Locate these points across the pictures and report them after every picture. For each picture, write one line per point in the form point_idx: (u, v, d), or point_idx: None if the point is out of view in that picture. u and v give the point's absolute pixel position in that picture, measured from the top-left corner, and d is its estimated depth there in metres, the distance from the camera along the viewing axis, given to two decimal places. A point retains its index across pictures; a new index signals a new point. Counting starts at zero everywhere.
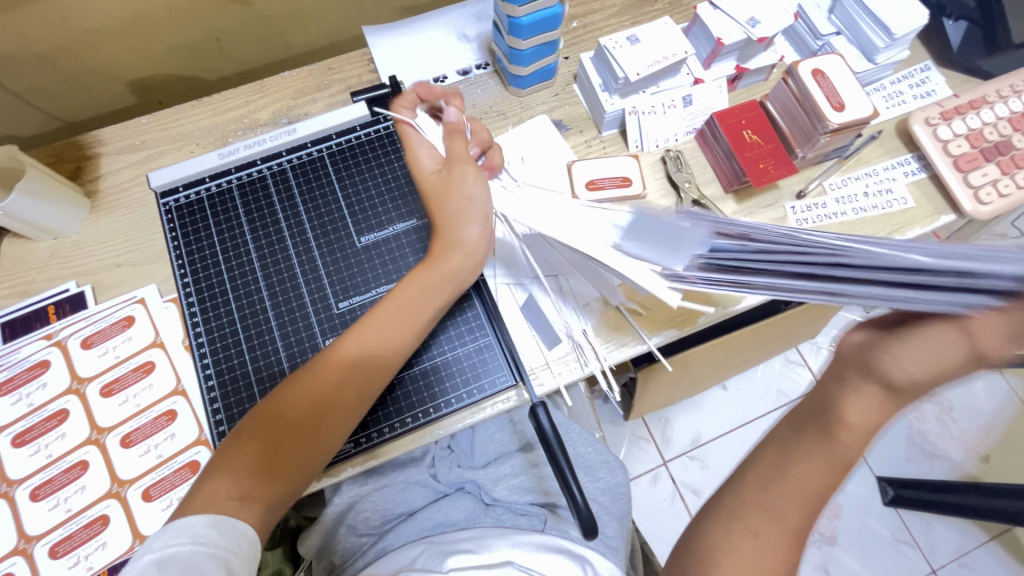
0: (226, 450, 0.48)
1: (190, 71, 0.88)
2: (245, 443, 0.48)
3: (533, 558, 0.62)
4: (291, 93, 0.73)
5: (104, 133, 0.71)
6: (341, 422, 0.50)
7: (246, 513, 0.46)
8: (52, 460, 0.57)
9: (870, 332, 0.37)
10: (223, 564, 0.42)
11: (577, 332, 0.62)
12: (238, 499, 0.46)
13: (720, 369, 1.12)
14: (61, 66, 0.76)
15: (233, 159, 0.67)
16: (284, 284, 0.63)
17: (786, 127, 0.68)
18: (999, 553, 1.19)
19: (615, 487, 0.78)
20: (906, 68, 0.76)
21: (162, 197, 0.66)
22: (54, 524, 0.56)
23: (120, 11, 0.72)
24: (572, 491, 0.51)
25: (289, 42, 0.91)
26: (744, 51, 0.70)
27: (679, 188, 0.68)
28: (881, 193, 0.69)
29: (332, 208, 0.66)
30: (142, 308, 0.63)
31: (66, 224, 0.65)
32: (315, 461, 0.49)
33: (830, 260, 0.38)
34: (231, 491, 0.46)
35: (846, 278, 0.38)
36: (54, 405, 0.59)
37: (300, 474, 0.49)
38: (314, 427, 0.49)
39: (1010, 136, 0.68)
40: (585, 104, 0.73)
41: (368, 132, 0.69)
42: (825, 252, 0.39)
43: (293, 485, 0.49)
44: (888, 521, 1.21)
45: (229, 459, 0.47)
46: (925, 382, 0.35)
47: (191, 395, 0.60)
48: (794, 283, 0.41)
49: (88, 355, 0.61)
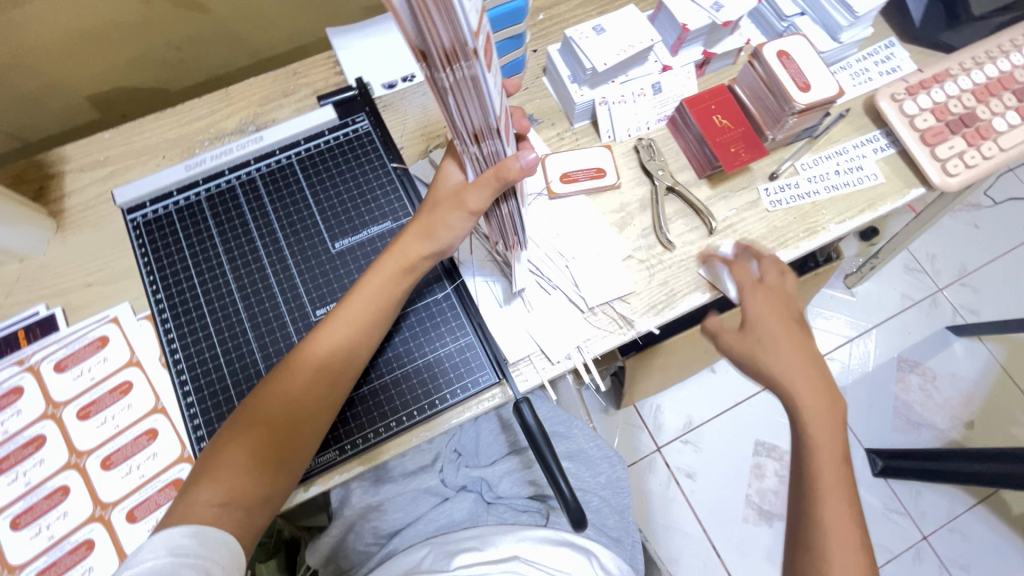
0: (208, 462, 0.50)
1: (151, 81, 0.86)
2: (223, 450, 0.49)
3: (539, 552, 0.64)
4: (258, 100, 0.72)
5: (67, 151, 0.69)
6: (312, 420, 0.52)
7: (227, 519, 0.48)
8: (31, 488, 0.56)
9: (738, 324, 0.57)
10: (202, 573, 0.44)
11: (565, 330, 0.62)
12: (218, 506, 0.48)
13: (704, 355, 1.14)
14: (17, 84, 0.74)
15: (200, 170, 0.66)
16: (259, 293, 0.62)
17: (755, 110, 0.68)
18: (987, 516, 1.22)
19: (613, 477, 0.78)
20: (870, 46, 0.76)
21: (129, 213, 0.65)
22: (39, 551, 0.55)
23: (72, 23, 0.70)
24: (559, 484, 0.51)
25: (253, 47, 0.90)
26: (710, 36, 0.70)
27: (653, 176, 0.68)
28: (852, 170, 0.70)
29: (304, 215, 0.65)
30: (116, 327, 0.62)
31: (31, 246, 0.63)
32: (296, 462, 0.51)
33: (467, 102, 0.39)
34: (212, 497, 0.48)
35: (460, 96, 0.39)
36: (30, 432, 0.58)
37: (286, 472, 0.51)
38: (286, 427, 0.51)
39: (974, 108, 0.70)
40: (556, 97, 0.73)
41: (336, 136, 0.68)
42: (467, 106, 0.40)
43: (274, 488, 0.50)
44: (879, 491, 1.24)
45: (209, 470, 0.49)
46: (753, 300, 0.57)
47: (171, 412, 0.59)
48: (471, 122, 0.42)
49: (62, 378, 0.60)
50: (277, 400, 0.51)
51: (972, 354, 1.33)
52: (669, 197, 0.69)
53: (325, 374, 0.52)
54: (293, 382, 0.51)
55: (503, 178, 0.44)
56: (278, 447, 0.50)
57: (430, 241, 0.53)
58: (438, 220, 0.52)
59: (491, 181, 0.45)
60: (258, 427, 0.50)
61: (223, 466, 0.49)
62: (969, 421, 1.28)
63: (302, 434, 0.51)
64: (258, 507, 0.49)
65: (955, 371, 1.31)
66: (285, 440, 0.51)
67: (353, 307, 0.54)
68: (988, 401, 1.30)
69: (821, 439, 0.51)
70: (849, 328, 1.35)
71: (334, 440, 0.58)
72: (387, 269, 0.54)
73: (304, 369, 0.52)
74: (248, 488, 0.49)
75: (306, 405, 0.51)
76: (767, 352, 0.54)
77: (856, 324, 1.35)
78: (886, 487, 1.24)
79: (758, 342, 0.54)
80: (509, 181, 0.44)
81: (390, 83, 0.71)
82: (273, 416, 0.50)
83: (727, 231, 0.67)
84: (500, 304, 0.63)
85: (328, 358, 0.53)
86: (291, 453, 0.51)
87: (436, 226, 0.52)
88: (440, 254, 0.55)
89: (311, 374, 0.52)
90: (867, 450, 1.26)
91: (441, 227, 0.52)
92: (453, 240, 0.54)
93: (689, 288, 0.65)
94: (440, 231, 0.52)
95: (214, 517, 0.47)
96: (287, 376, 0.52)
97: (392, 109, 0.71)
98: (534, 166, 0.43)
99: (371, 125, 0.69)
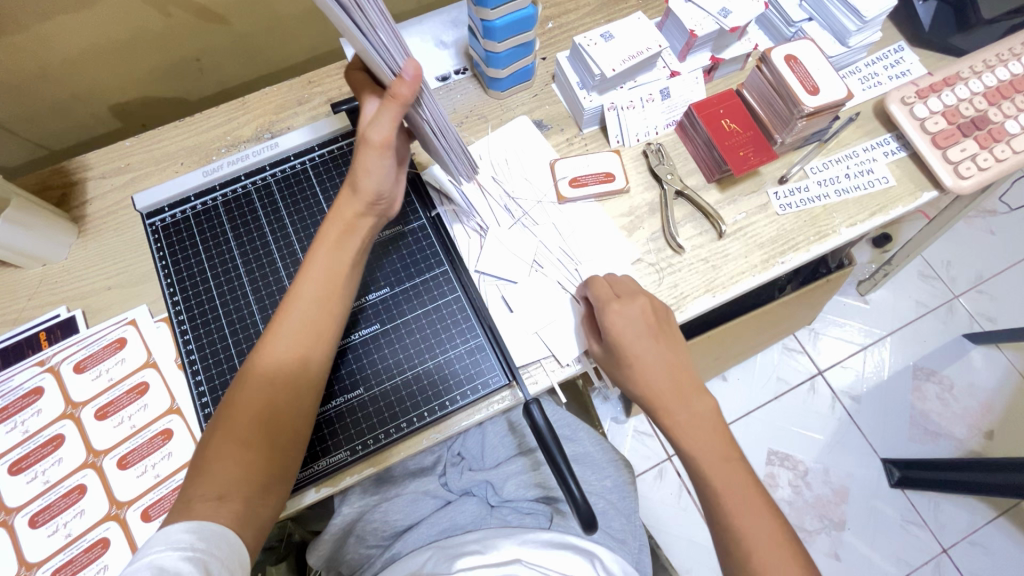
0: (202, 457, 0.50)
1: (171, 91, 0.88)
2: (210, 443, 0.50)
3: (542, 556, 0.61)
4: (273, 108, 0.74)
5: (89, 158, 0.71)
6: (296, 407, 0.52)
7: (224, 512, 0.47)
8: (50, 486, 0.57)
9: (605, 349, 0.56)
10: (200, 566, 0.44)
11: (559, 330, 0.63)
12: (216, 499, 0.48)
13: (714, 362, 1.13)
14: (42, 93, 0.76)
15: (217, 176, 0.67)
16: (273, 295, 0.63)
17: (764, 114, 0.69)
18: (1009, 529, 1.19)
19: (623, 485, 0.76)
20: (880, 50, 0.77)
21: (148, 218, 0.66)
22: (55, 549, 0.55)
23: (95, 35, 0.72)
24: (570, 485, 0.52)
25: (269, 58, 0.92)
26: (718, 41, 0.71)
27: (662, 180, 0.69)
28: (863, 173, 0.70)
29: (318, 219, 0.66)
30: (134, 329, 0.63)
31: (54, 251, 0.65)
32: (285, 449, 0.51)
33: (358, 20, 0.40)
34: (208, 491, 0.48)
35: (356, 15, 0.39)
36: (50, 431, 0.59)
37: (279, 461, 0.51)
38: (269, 415, 0.51)
39: (986, 111, 0.70)
40: (565, 103, 0.74)
41: (350, 142, 0.70)
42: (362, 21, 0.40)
43: (269, 478, 0.50)
44: (896, 502, 1.21)
45: (203, 465, 0.49)
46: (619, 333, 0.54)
47: (187, 412, 0.60)
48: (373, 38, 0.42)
49: (81, 378, 0.61)
50: (255, 385, 0.51)
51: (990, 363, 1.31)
52: (678, 201, 0.69)
53: (294, 350, 0.52)
54: (270, 368, 0.52)
55: (404, 100, 0.47)
56: (263, 432, 0.50)
57: (359, 197, 0.55)
58: (358, 168, 0.54)
59: (387, 105, 0.49)
60: (239, 414, 0.50)
61: (215, 459, 0.49)
62: (988, 431, 1.25)
63: (286, 414, 0.51)
64: (257, 496, 0.49)
65: (972, 379, 1.29)
66: (269, 426, 0.51)
67: (306, 280, 0.54)
68: (1008, 411, 1.27)
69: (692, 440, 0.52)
70: (862, 336, 1.33)
71: (346, 441, 0.58)
72: (331, 233, 0.55)
73: (271, 349, 0.52)
74: (244, 477, 0.49)
75: (284, 388, 0.52)
76: (647, 376, 0.53)
77: (869, 331, 1.33)
78: (904, 498, 1.21)
79: (639, 365, 0.53)
80: (405, 98, 0.47)
81: None
82: (255, 405, 0.51)
83: (737, 234, 0.67)
84: (509, 309, 0.64)
85: (298, 336, 0.53)
86: (279, 435, 0.51)
87: (357, 177, 0.54)
88: (374, 206, 0.56)
89: (278, 353, 0.52)
90: (884, 460, 1.23)
91: (361, 175, 0.54)
92: (379, 185, 0.55)
93: (697, 291, 0.65)
94: (359, 178, 0.54)
95: (211, 510, 0.47)
96: (265, 365, 0.52)
97: None
98: (419, 74, 0.47)
99: None
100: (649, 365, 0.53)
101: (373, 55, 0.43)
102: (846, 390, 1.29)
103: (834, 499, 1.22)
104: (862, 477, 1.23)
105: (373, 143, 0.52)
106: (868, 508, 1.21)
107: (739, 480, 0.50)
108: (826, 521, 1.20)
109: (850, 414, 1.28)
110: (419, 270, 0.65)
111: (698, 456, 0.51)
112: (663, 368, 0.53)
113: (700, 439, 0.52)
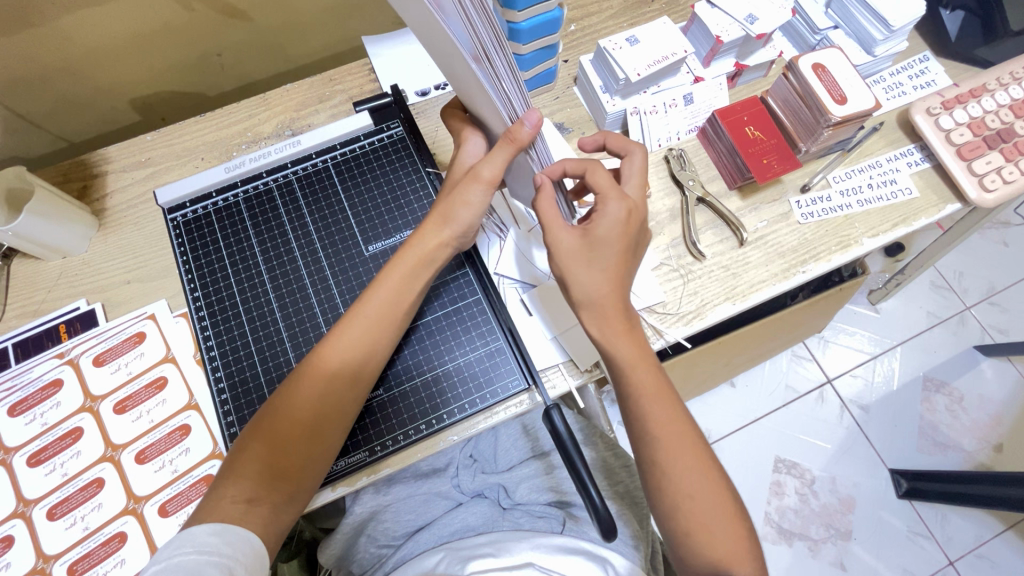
0: (236, 458, 0.50)
1: (192, 86, 0.89)
2: (247, 445, 0.50)
3: (556, 561, 0.61)
4: (294, 105, 0.73)
5: (110, 152, 0.71)
6: (335, 418, 0.52)
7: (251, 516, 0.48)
8: (68, 479, 0.57)
9: (575, 244, 0.51)
10: (226, 571, 0.44)
11: (556, 342, 0.62)
12: (245, 502, 0.48)
13: (724, 368, 1.13)
14: (65, 87, 0.76)
15: (239, 172, 0.67)
16: (295, 295, 0.63)
17: (788, 122, 0.69)
18: (1016, 543, 1.18)
19: (635, 491, 0.75)
20: (905, 60, 0.76)
21: (169, 213, 0.66)
22: (72, 542, 0.56)
23: (117, 29, 0.72)
24: (590, 491, 0.52)
25: (289, 53, 0.92)
26: (743, 47, 0.71)
27: (683, 186, 0.68)
28: (886, 184, 0.69)
29: (339, 219, 0.66)
30: (153, 324, 0.63)
31: (74, 244, 0.65)
32: (320, 460, 0.52)
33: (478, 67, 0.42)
34: (238, 493, 0.48)
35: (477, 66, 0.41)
36: (68, 424, 0.59)
37: (310, 467, 0.51)
38: (310, 425, 0.51)
39: (1012, 123, 0.69)
40: (587, 107, 0.74)
41: (372, 141, 0.69)
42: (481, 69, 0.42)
43: (300, 485, 0.51)
44: (902, 513, 1.20)
45: (237, 466, 0.49)
46: (601, 230, 0.50)
47: (205, 408, 0.60)
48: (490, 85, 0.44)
49: (100, 372, 0.61)
50: (301, 395, 0.51)
51: (1001, 376, 1.30)
52: (699, 208, 0.69)
53: (346, 363, 0.52)
54: (320, 377, 0.51)
55: (521, 145, 0.49)
56: (304, 441, 0.50)
57: (449, 226, 0.55)
58: (456, 201, 0.54)
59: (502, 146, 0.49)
60: (281, 420, 0.50)
61: (248, 461, 0.49)
62: (998, 444, 1.24)
63: (324, 424, 0.51)
64: (283, 502, 0.50)
65: (982, 392, 1.28)
66: (309, 434, 0.51)
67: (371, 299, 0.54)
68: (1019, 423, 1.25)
69: (652, 391, 0.51)
70: (872, 345, 1.33)
71: (364, 442, 0.58)
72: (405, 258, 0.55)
73: (322, 360, 0.52)
74: (273, 480, 0.49)
75: (329, 401, 0.51)
76: (599, 272, 0.50)
77: (879, 340, 1.33)
78: (911, 509, 1.21)
79: (602, 260, 0.50)
80: (523, 143, 0.49)
81: (424, 91, 0.74)
82: (299, 415, 0.50)
83: (758, 243, 0.67)
84: (527, 312, 0.64)
85: (349, 350, 0.52)
86: (316, 443, 0.51)
87: (454, 208, 0.54)
88: (460, 238, 0.56)
89: (331, 363, 0.52)
90: (891, 471, 1.23)
91: (458, 206, 0.54)
92: (473, 218, 0.55)
93: (717, 299, 0.65)
94: (460, 211, 0.54)
95: (241, 513, 0.48)
96: (311, 376, 0.51)
97: (424, 117, 0.73)
98: (540, 126, 0.49)
99: (406, 132, 0.70)
100: (598, 282, 0.50)
101: (496, 102, 0.46)
102: (854, 399, 1.29)
103: (840, 508, 1.21)
104: (869, 487, 1.22)
105: (483, 177, 0.52)
106: (873, 518, 1.20)
107: (656, 388, 0.51)
108: (832, 530, 1.20)
109: (859, 424, 1.27)
110: (447, 274, 0.65)
111: (653, 406, 0.50)
112: (612, 290, 0.50)
113: (649, 378, 0.51)
